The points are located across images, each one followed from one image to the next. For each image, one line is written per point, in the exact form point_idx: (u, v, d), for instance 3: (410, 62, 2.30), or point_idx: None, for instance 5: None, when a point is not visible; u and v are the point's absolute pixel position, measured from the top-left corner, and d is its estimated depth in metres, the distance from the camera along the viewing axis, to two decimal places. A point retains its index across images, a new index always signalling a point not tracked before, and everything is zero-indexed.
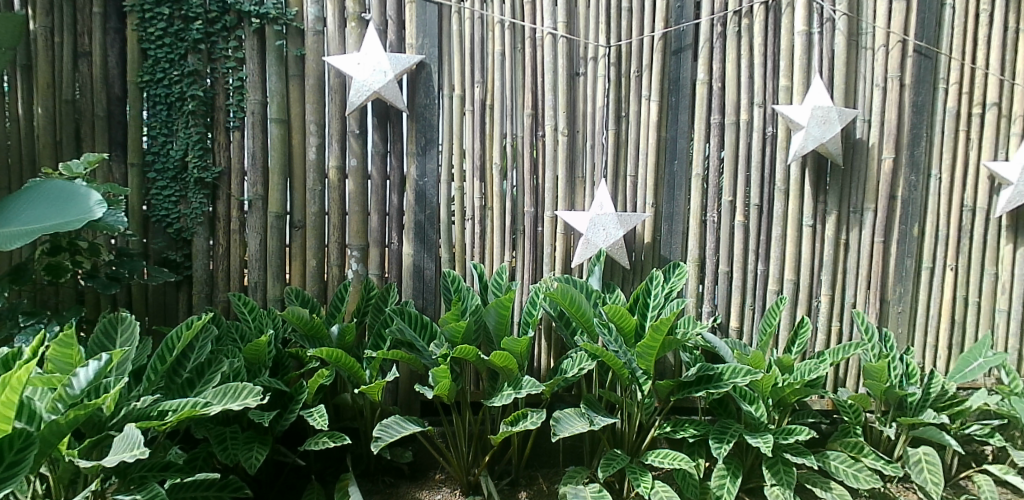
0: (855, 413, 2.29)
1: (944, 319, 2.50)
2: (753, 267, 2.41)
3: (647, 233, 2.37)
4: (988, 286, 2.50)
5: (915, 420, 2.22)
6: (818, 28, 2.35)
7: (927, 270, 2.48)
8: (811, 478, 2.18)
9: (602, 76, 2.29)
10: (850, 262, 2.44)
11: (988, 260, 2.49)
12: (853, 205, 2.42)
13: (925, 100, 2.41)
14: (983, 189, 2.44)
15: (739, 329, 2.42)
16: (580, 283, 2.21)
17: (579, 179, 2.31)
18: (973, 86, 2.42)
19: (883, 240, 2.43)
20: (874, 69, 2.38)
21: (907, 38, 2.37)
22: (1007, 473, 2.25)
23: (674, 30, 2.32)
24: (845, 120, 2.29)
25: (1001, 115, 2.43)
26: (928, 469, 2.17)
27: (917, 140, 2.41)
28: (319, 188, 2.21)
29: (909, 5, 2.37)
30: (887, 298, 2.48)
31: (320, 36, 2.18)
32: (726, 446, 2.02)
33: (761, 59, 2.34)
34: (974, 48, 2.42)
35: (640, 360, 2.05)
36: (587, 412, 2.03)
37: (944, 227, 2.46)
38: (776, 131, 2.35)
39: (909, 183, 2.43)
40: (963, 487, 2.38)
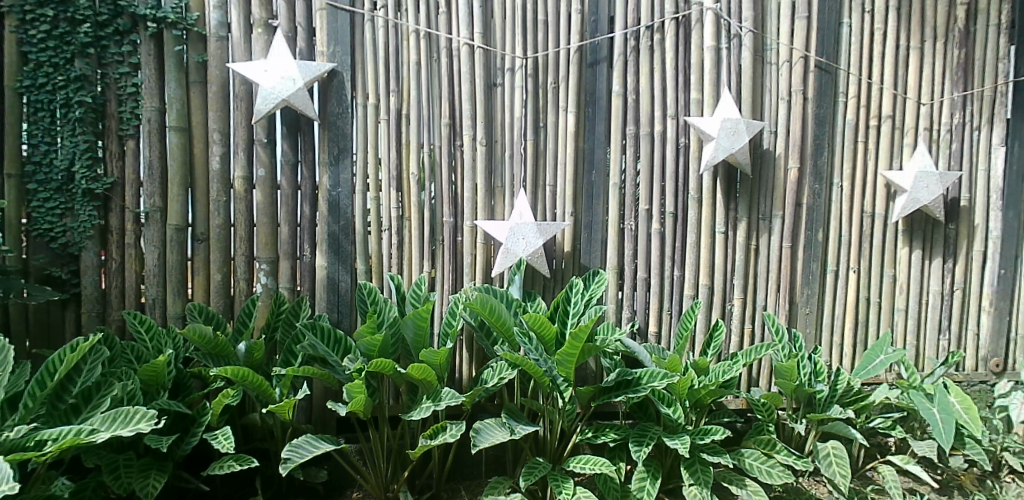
0: (768, 411, 2.37)
1: (848, 319, 2.64)
2: (670, 273, 2.47)
3: (567, 241, 2.38)
4: (887, 285, 2.65)
5: (823, 416, 2.34)
6: (725, 43, 2.45)
7: (831, 273, 2.61)
8: (727, 476, 2.24)
9: (519, 87, 2.30)
10: (760, 267, 2.55)
11: (886, 262, 2.65)
12: (762, 212, 2.52)
13: (827, 112, 2.55)
14: (880, 196, 2.61)
15: (657, 334, 2.47)
16: (500, 292, 2.20)
17: (499, 189, 2.31)
18: (869, 99, 2.58)
19: (791, 245, 2.54)
20: (779, 83, 2.51)
21: (809, 54, 2.50)
22: (908, 463, 2.41)
23: (589, 43, 2.36)
24: (752, 132, 2.40)
25: (895, 127, 2.60)
26: (836, 462, 2.28)
27: (820, 149, 2.54)
28: (223, 198, 2.12)
29: (810, 23, 2.51)
30: (795, 300, 2.59)
31: (223, 42, 2.10)
32: (645, 449, 2.07)
33: (673, 73, 2.42)
34: (870, 64, 2.58)
35: (561, 367, 2.07)
36: (508, 421, 2.03)
37: (845, 232, 2.61)
38: (689, 141, 2.44)
39: (814, 191, 2.55)
40: (869, 478, 2.51)
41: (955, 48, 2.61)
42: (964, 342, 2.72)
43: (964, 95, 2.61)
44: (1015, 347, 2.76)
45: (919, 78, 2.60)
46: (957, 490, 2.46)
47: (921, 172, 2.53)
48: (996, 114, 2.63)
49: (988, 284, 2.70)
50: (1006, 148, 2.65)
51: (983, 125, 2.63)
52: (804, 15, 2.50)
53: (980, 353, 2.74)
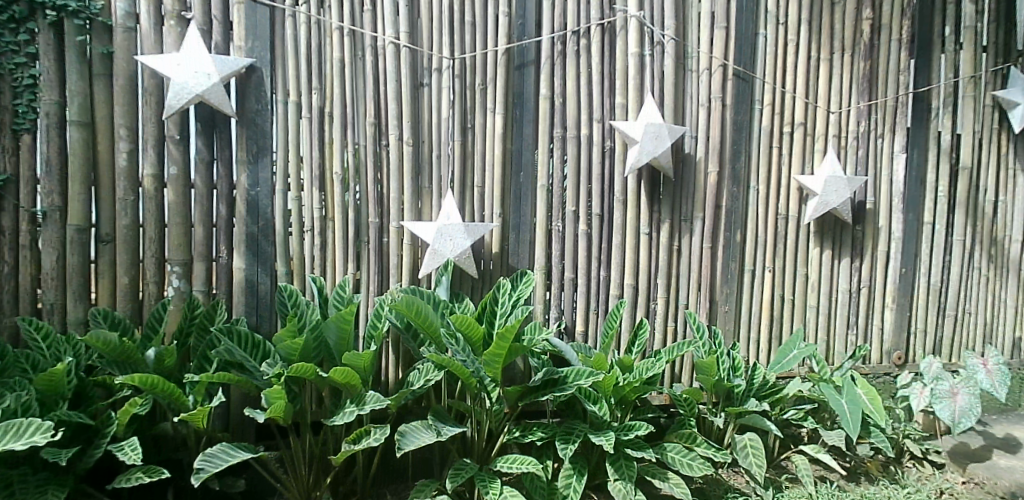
0: (689, 405, 2.47)
1: (764, 316, 2.76)
2: (596, 273, 2.52)
3: (495, 243, 2.39)
4: (800, 284, 2.79)
5: (740, 409, 2.45)
6: (649, 50, 2.53)
7: (748, 272, 2.72)
8: (650, 470, 2.30)
9: (446, 88, 2.30)
10: (682, 267, 2.64)
11: (799, 262, 2.78)
12: (684, 214, 2.61)
13: (744, 119, 2.67)
14: (793, 200, 2.75)
15: (584, 333, 2.52)
16: (427, 293, 2.19)
17: (426, 190, 2.29)
18: (782, 107, 2.72)
19: (711, 246, 2.64)
20: (699, 90, 2.61)
21: (727, 63, 2.62)
22: (819, 452, 2.53)
23: (516, 46, 2.39)
24: (674, 137, 2.49)
25: (806, 134, 2.75)
26: (753, 453, 2.39)
27: (738, 154, 2.66)
28: (131, 198, 2.02)
29: (728, 33, 2.62)
30: (715, 299, 2.69)
31: (131, 33, 2.00)
32: (572, 446, 2.12)
33: (598, 78, 2.47)
34: (783, 74, 2.71)
35: (488, 368, 2.09)
36: (434, 423, 2.02)
37: (762, 233, 2.73)
38: (615, 145, 2.50)
39: (732, 194, 2.67)
40: (783, 467, 2.63)
41: (861, 60, 2.77)
42: (870, 337, 2.89)
43: (868, 104, 2.78)
44: (915, 340, 2.95)
45: (828, 88, 2.76)
46: (862, 476, 2.61)
47: (830, 177, 2.68)
48: (897, 123, 2.82)
49: (890, 282, 2.88)
50: (906, 155, 2.84)
51: (886, 133, 2.81)
52: (723, 25, 2.61)
53: (884, 347, 2.92)
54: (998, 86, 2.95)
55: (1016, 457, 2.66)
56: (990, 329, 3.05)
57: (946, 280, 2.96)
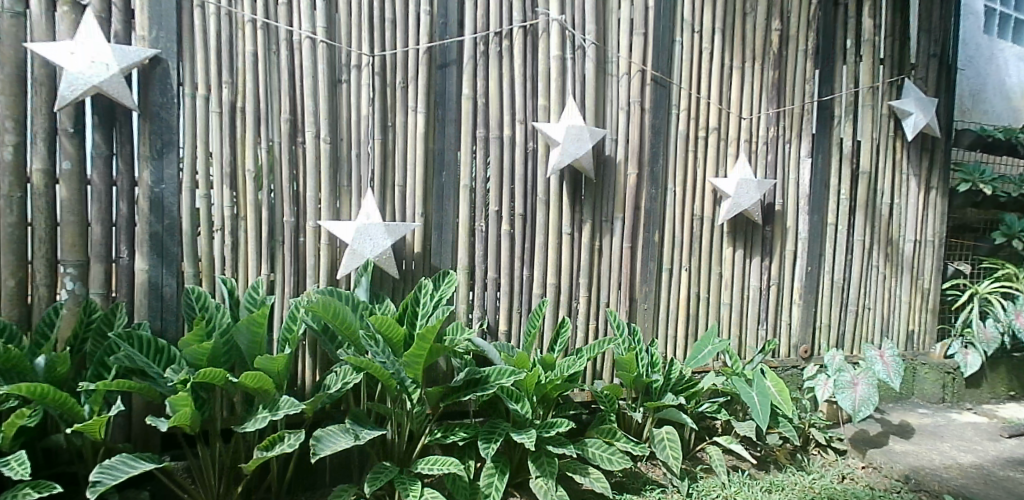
0: (610, 401, 2.53)
1: (682, 314, 2.85)
2: (519, 273, 2.55)
3: (416, 243, 2.37)
4: (715, 282, 2.90)
5: (658, 403, 2.53)
6: (571, 53, 2.58)
7: (666, 271, 2.81)
8: (571, 466, 2.35)
9: (366, 85, 2.27)
10: (603, 267, 2.70)
11: (715, 261, 2.89)
12: (605, 215, 2.68)
13: (662, 123, 2.76)
14: (708, 201, 2.86)
15: (507, 332, 2.54)
16: (346, 294, 2.16)
17: (345, 189, 2.25)
18: (698, 112, 2.83)
19: (630, 246, 2.72)
20: (619, 94, 2.68)
21: (646, 68, 2.70)
22: (732, 443, 2.65)
23: (438, 45, 2.38)
24: (595, 139, 2.55)
25: (720, 139, 2.87)
26: (669, 445, 2.48)
27: (656, 157, 2.75)
28: (18, 194, 1.89)
29: (646, 39, 2.71)
30: (635, 297, 2.76)
31: (18, 19, 1.87)
32: (493, 445, 2.14)
33: (520, 80, 2.50)
34: (699, 81, 2.83)
35: (408, 369, 2.08)
36: (352, 427, 2.00)
37: (679, 233, 2.82)
38: (537, 146, 2.54)
39: (650, 196, 2.75)
40: (699, 458, 2.74)
41: (770, 69, 2.92)
42: (779, 331, 3.04)
43: (777, 111, 2.93)
44: (820, 334, 3.12)
45: (740, 94, 2.89)
46: (771, 464, 2.75)
47: (742, 180, 2.81)
48: (802, 129, 2.99)
49: (798, 280, 3.04)
50: (811, 160, 3.01)
51: (793, 139, 2.97)
52: (641, 32, 2.69)
53: (791, 342, 3.07)
54: (893, 96, 3.15)
55: (907, 442, 2.87)
56: (886, 322, 3.26)
57: (847, 278, 3.15)
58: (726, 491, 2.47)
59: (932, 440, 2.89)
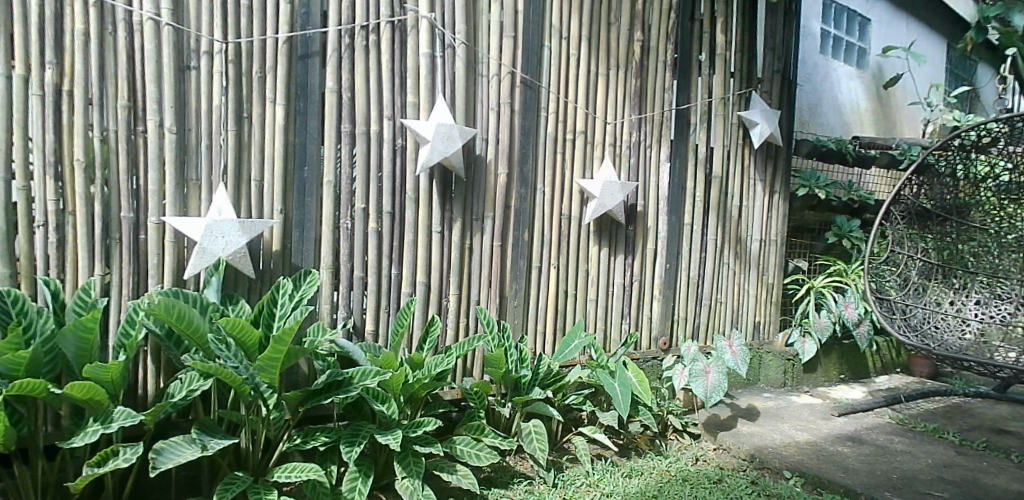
0: (479, 398, 2.55)
1: (550, 311, 2.93)
2: (387, 271, 2.51)
3: (275, 241, 2.28)
4: (582, 279, 3.01)
5: (526, 398, 2.59)
6: (440, 52, 2.57)
7: (535, 269, 2.88)
8: (439, 464, 2.35)
9: (218, 73, 2.15)
10: (473, 265, 2.72)
11: (582, 259, 3.00)
12: (475, 213, 2.70)
13: (531, 124, 2.83)
14: (576, 202, 2.97)
15: (374, 332, 2.49)
16: (193, 296, 2.03)
17: (193, 182, 2.12)
18: (566, 116, 2.92)
19: (500, 244, 2.76)
20: (489, 95, 2.71)
21: (515, 71, 2.76)
22: (595, 432, 2.76)
23: (299, 35, 2.29)
24: (465, 138, 2.57)
25: (586, 142, 2.98)
26: (536, 438, 2.54)
27: (525, 158, 2.81)
28: None
29: (516, 42, 2.76)
30: (505, 295, 2.80)
31: None
32: (356, 448, 2.09)
33: (388, 76, 2.46)
34: (567, 85, 2.92)
35: (263, 374, 1.99)
36: (199, 437, 1.88)
37: (547, 232, 2.90)
38: (406, 143, 2.51)
39: (520, 196, 2.81)
40: (565, 449, 2.83)
41: (632, 78, 3.08)
42: (641, 324, 3.21)
43: (639, 117, 3.10)
44: (678, 327, 3.34)
45: (605, 100, 3.02)
46: (633, 450, 2.90)
47: (607, 182, 2.94)
48: (662, 135, 3.18)
49: (658, 277, 3.23)
50: (670, 164, 3.21)
51: (653, 145, 3.16)
52: (511, 35, 2.74)
53: (652, 334, 3.25)
54: (742, 107, 3.43)
55: (752, 424, 3.13)
56: (736, 315, 3.55)
57: (702, 274, 3.39)
58: (590, 479, 2.57)
59: (773, 421, 3.18)
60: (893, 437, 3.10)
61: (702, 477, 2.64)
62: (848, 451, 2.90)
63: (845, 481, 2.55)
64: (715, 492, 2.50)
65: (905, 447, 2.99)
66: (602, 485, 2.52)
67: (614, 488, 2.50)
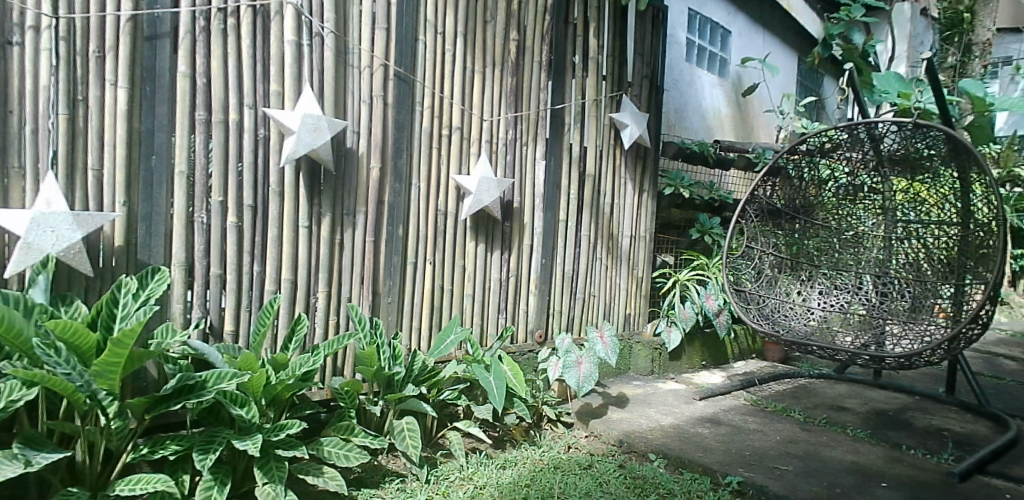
0: (350, 397, 2.50)
1: (425, 306, 2.92)
2: (248, 268, 2.39)
3: (117, 235, 2.11)
4: (458, 274, 3.03)
5: (399, 395, 2.57)
6: (307, 40, 2.48)
7: (410, 265, 2.85)
8: (305, 468, 2.27)
9: (45, 50, 1.98)
10: (344, 261, 2.65)
11: (457, 254, 3.01)
12: (346, 208, 2.63)
13: (405, 119, 2.79)
14: (451, 198, 2.97)
15: (234, 333, 2.37)
16: (15, 296, 1.83)
17: (14, 170, 1.95)
18: (442, 111, 2.92)
19: (373, 240, 2.71)
20: (360, 87, 2.65)
21: (388, 63, 2.72)
22: (470, 426, 2.78)
23: (145, 14, 2.13)
24: (334, 130, 2.50)
25: (462, 138, 2.99)
26: (409, 435, 2.52)
27: (399, 152, 2.77)
28: None
29: (388, 34, 2.72)
30: (378, 291, 2.76)
31: None
32: (211, 456, 1.98)
33: (248, 62, 2.34)
34: (443, 80, 2.91)
35: (100, 380, 1.85)
36: (23, 452, 1.70)
37: (422, 228, 2.88)
38: (269, 134, 2.40)
39: (393, 191, 2.76)
40: (440, 445, 2.84)
41: (508, 76, 3.12)
42: (517, 318, 3.28)
43: (515, 115, 3.16)
44: (553, 320, 3.44)
45: (481, 97, 3.04)
46: (507, 442, 2.96)
47: (483, 178, 2.97)
48: (537, 134, 3.26)
49: (534, 271, 3.31)
50: (545, 162, 3.29)
51: (529, 142, 3.23)
52: (383, 26, 2.69)
53: (528, 327, 3.33)
54: (613, 109, 3.58)
55: (622, 410, 3.29)
56: (608, 308, 3.71)
57: (576, 269, 3.51)
58: (464, 473, 2.59)
59: (641, 407, 3.36)
60: (747, 417, 3.38)
61: (573, 463, 2.73)
62: (707, 432, 3.12)
63: (702, 460, 2.74)
64: (584, 477, 2.60)
65: (756, 426, 3.26)
66: (475, 478, 2.54)
67: (487, 480, 2.53)
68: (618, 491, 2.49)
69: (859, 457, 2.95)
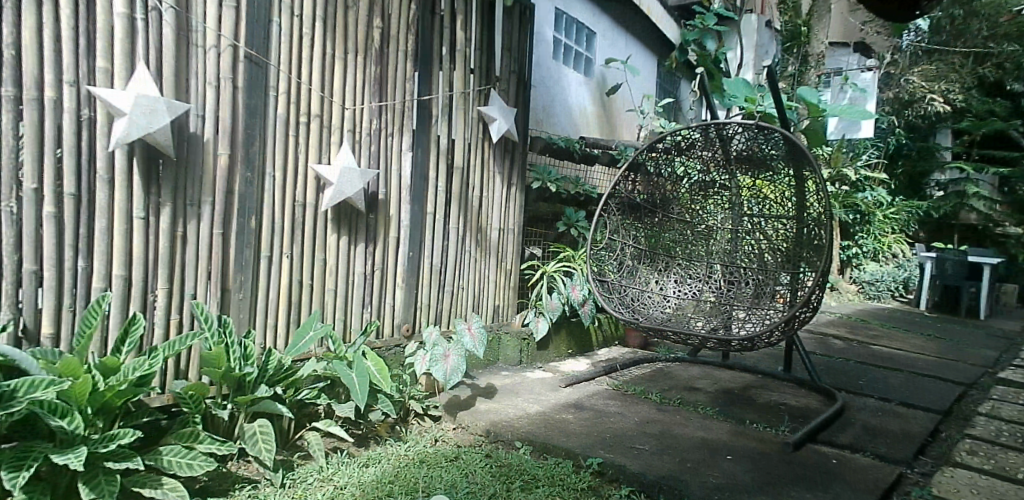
0: (195, 402, 2.35)
1: (282, 302, 2.78)
2: (71, 264, 2.16)
3: None
4: (319, 269, 2.91)
5: (251, 397, 2.42)
6: (142, 14, 2.27)
7: (265, 259, 2.71)
8: (140, 480, 2.08)
9: None
10: (188, 255, 2.46)
11: (317, 247, 2.90)
12: (190, 198, 2.45)
13: (258, 104, 2.63)
14: (311, 188, 2.85)
15: (54, 338, 2.14)
16: None
17: None
18: (299, 98, 2.78)
19: (222, 232, 2.54)
20: (205, 68, 2.46)
21: (238, 44, 2.54)
22: (330, 426, 2.69)
23: None
24: (174, 114, 2.31)
25: (322, 126, 2.87)
26: (262, 439, 2.38)
27: (251, 140, 2.61)
28: None
29: (238, 14, 2.55)
30: (227, 287, 2.59)
31: None
32: (23, 474, 1.76)
33: (68, 34, 2.11)
34: (300, 65, 2.78)
35: None
36: None
37: (279, 219, 2.74)
38: (95, 115, 2.17)
39: (245, 180, 2.60)
40: (298, 447, 2.73)
41: (372, 64, 3.04)
42: (383, 313, 3.21)
43: (379, 105, 3.08)
44: (421, 313, 3.41)
45: (343, 84, 2.93)
46: (371, 439, 2.90)
47: (345, 168, 2.88)
48: (404, 125, 3.21)
49: (400, 265, 3.26)
50: (411, 153, 3.25)
51: (395, 133, 3.17)
52: (231, 5, 2.53)
53: (395, 322, 3.28)
54: (482, 102, 3.61)
55: (489, 401, 3.34)
56: (478, 300, 3.74)
57: (445, 262, 3.51)
58: (323, 475, 2.50)
59: (508, 396, 3.43)
60: (609, 401, 3.55)
61: (439, 457, 2.73)
62: (571, 417, 3.24)
63: (566, 445, 2.84)
64: (450, 469, 2.60)
65: (616, 409, 3.44)
66: (335, 479, 2.47)
67: (348, 480, 2.46)
68: (483, 481, 2.52)
69: (708, 433, 3.20)
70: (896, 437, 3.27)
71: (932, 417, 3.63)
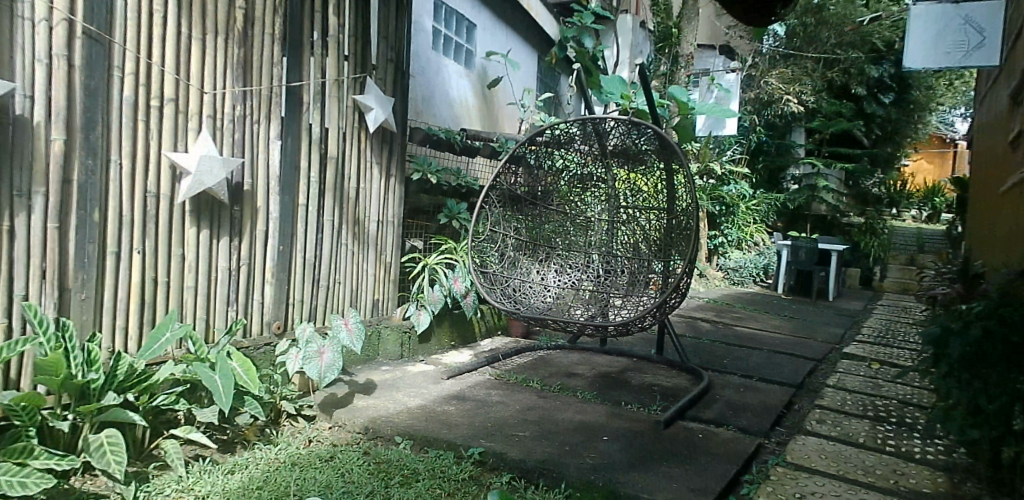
0: (28, 414, 2.12)
1: (133, 301, 2.57)
2: None
3: None
4: (176, 265, 2.72)
5: (95, 406, 2.22)
6: None
7: (112, 255, 2.48)
8: None
9: None
10: (17, 251, 2.20)
11: (173, 241, 2.70)
12: (16, 187, 2.18)
13: (99, 85, 2.39)
14: (165, 178, 2.64)
15: None
16: None
17: None
18: (149, 79, 2.56)
19: (58, 226, 2.29)
20: (33, 43, 2.20)
21: (74, 19, 2.29)
22: (190, 432, 2.52)
23: None
24: None
25: (178, 111, 2.67)
26: (112, 451, 2.16)
27: (93, 124, 2.37)
28: None
29: None
30: (66, 287, 2.34)
31: None
32: None
33: None
34: (150, 44, 2.56)
35: None
36: None
37: (127, 211, 2.52)
38: None
39: (86, 168, 2.36)
40: (154, 457, 2.54)
41: (234, 47, 2.86)
42: (249, 311, 3.06)
43: (243, 90, 2.91)
44: (293, 310, 3.29)
45: (200, 67, 2.73)
46: (238, 444, 2.75)
47: (205, 156, 2.69)
48: (272, 112, 3.05)
49: (269, 260, 3.11)
50: (281, 142, 3.11)
51: (262, 120, 3.01)
52: None
53: (264, 319, 3.14)
54: (357, 91, 3.51)
55: (368, 397, 3.28)
56: (355, 295, 3.66)
57: (319, 256, 3.39)
58: (183, 484, 2.34)
59: (388, 391, 3.38)
60: (490, 391, 3.60)
61: (312, 457, 2.64)
62: (452, 409, 3.26)
63: (447, 437, 2.85)
64: (324, 470, 2.53)
65: (498, 398, 3.49)
66: (197, 488, 2.32)
67: (212, 489, 2.32)
68: (360, 479, 2.47)
69: (585, 416, 3.33)
70: (755, 410, 3.57)
71: (786, 391, 4.00)
